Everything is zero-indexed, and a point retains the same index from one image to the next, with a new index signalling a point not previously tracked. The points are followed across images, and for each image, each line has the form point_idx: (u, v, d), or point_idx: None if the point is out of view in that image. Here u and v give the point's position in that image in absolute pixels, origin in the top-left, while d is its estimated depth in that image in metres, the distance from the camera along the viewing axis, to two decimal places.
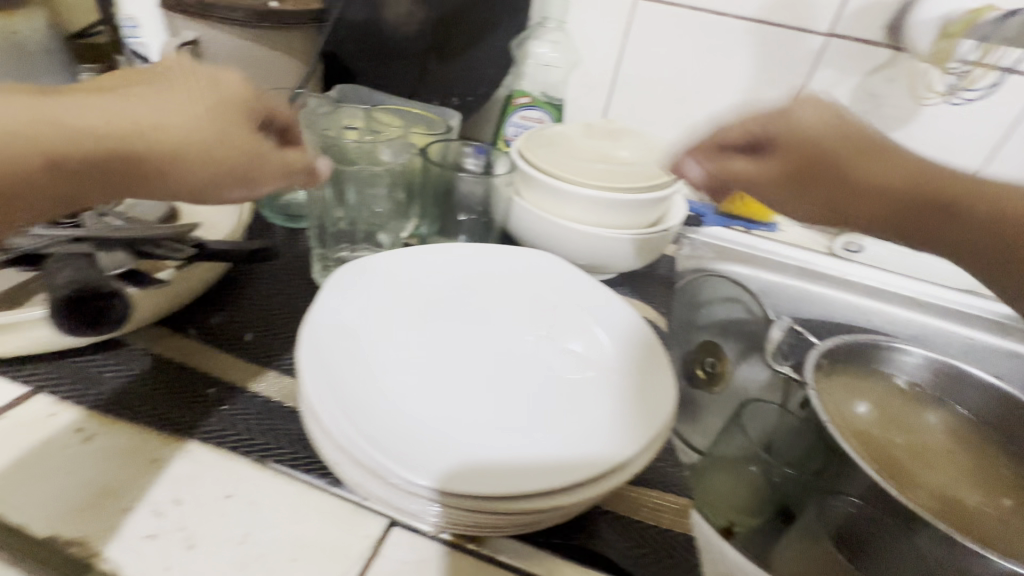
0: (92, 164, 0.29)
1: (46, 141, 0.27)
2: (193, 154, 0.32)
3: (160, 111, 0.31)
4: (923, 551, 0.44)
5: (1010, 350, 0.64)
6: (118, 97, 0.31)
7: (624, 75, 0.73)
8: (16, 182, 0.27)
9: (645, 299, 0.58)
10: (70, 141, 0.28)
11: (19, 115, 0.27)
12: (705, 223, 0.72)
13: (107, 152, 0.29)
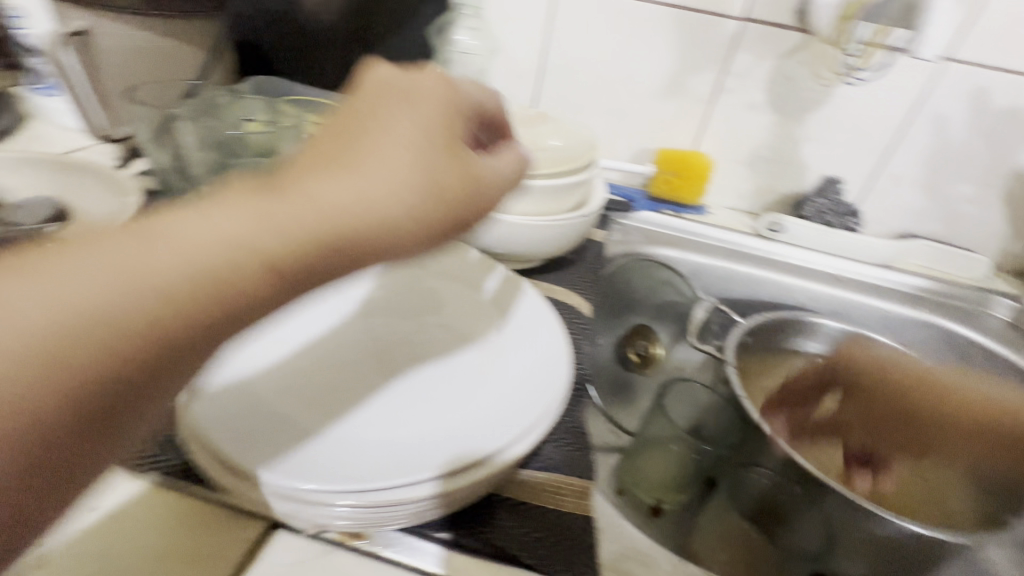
0: (322, 259, 0.21)
1: (222, 270, 0.19)
2: (377, 245, 0.23)
3: (370, 176, 0.22)
4: (828, 513, 0.47)
5: (922, 320, 0.67)
6: (343, 175, 0.22)
7: (550, 61, 0.73)
8: (232, 310, 0.20)
9: (568, 285, 0.58)
10: (258, 253, 0.19)
11: (228, 229, 0.19)
12: (635, 208, 0.73)
13: (318, 252, 0.21)
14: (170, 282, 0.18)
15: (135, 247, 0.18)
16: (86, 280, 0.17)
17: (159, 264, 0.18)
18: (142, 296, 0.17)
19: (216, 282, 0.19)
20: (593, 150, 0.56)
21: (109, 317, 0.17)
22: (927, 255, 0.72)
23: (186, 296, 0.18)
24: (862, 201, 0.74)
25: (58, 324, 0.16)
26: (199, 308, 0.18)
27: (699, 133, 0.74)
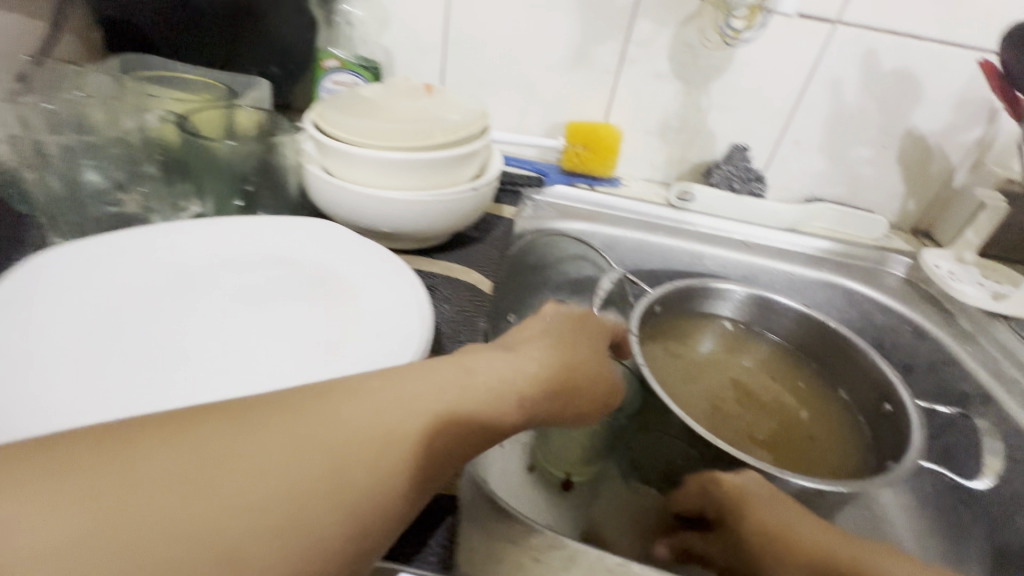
0: (480, 431, 0.29)
1: (419, 434, 0.27)
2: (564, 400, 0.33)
3: (520, 367, 0.32)
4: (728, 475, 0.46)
5: (824, 281, 0.68)
6: (559, 344, 0.35)
7: (452, 34, 0.70)
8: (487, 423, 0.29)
9: (470, 263, 0.57)
10: (444, 421, 0.28)
11: (503, 368, 0.31)
12: (547, 183, 0.73)
13: (482, 422, 0.29)
14: (388, 443, 0.26)
15: (373, 413, 0.26)
16: (340, 436, 0.25)
17: (381, 424, 0.26)
18: (370, 452, 0.25)
19: (416, 443, 0.26)
20: (484, 117, 0.54)
21: (353, 464, 0.24)
22: (830, 217, 0.73)
23: (401, 453, 0.26)
24: (768, 167, 0.75)
25: (326, 473, 0.24)
26: (405, 464, 0.26)
27: (607, 104, 0.73)
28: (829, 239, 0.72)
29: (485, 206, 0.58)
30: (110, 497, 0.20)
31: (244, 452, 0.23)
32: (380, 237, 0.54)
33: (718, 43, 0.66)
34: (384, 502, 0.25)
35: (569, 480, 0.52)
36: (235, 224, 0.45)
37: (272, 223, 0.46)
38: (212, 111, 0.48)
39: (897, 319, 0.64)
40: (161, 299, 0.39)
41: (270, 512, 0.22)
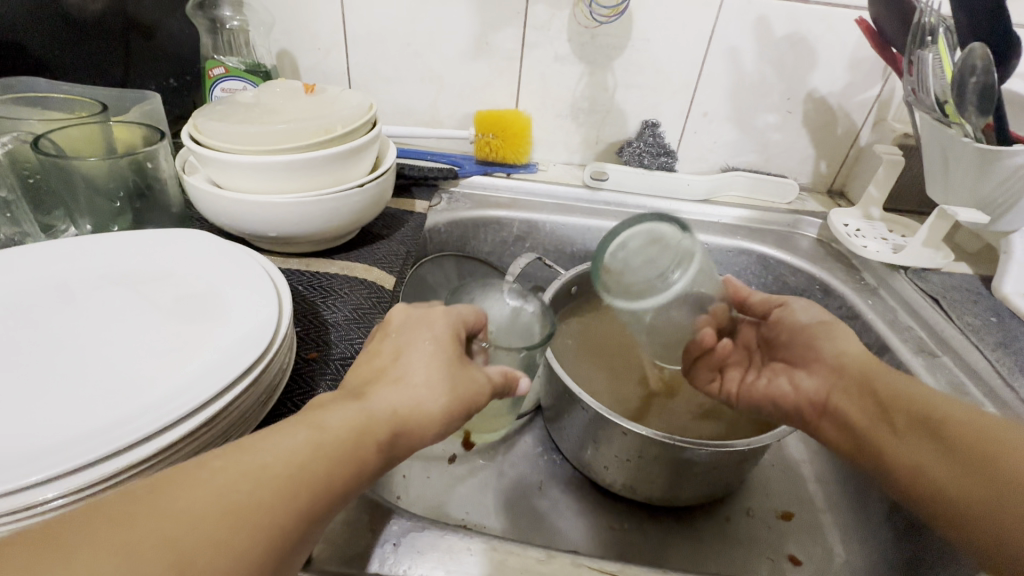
0: (370, 452, 0.29)
1: (294, 484, 0.26)
2: (415, 428, 0.32)
3: (413, 384, 0.33)
4: (628, 435, 0.47)
5: (738, 247, 0.69)
6: (424, 364, 0.34)
7: (352, 33, 0.70)
8: (331, 481, 0.27)
9: (373, 261, 0.57)
10: (329, 456, 0.27)
11: (345, 420, 0.29)
12: (463, 174, 0.73)
13: (378, 441, 0.30)
14: (259, 503, 0.24)
15: (239, 475, 0.25)
16: (202, 518, 0.23)
17: (235, 484, 0.24)
18: (257, 520, 0.24)
19: (294, 494, 0.25)
20: (372, 109, 0.54)
21: (223, 539, 0.23)
22: (743, 184, 0.74)
23: (272, 509, 0.24)
24: (680, 142, 0.76)
25: (210, 538, 0.22)
26: (285, 524, 0.25)
27: (515, 90, 0.74)
28: (743, 207, 0.73)
29: (385, 199, 0.58)
30: None
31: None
32: (275, 242, 0.53)
33: (591, 22, 0.67)
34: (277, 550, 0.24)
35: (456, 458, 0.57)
36: (113, 240, 0.45)
37: (151, 237, 0.45)
38: (82, 129, 0.47)
39: (807, 280, 0.65)
40: (19, 310, 0.37)
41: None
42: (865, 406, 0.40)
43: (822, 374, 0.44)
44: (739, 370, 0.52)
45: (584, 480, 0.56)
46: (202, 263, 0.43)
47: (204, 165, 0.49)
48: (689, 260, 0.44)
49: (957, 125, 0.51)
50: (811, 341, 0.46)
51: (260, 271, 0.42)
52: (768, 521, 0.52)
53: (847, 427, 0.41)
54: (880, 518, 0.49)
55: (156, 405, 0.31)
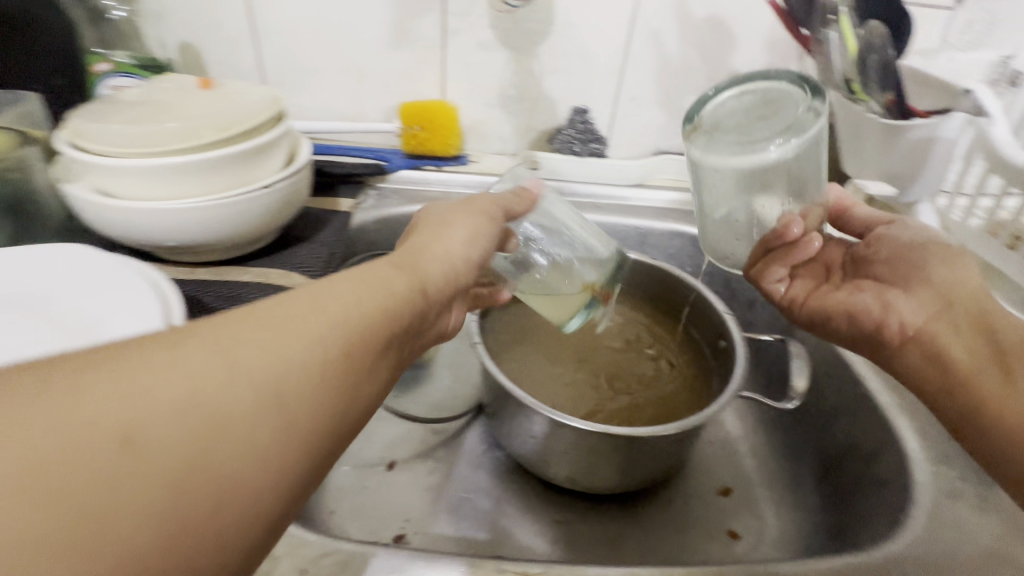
0: (405, 284, 0.28)
1: (342, 344, 0.23)
2: (442, 266, 0.32)
3: (431, 240, 0.34)
4: (560, 427, 0.47)
5: (672, 230, 0.69)
6: (429, 225, 0.36)
7: (260, 23, 0.66)
8: (379, 301, 0.26)
9: (292, 266, 0.53)
10: (365, 285, 0.26)
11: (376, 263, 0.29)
12: (391, 169, 0.70)
13: (404, 272, 0.29)
14: (316, 355, 0.22)
15: (280, 304, 0.22)
16: (249, 344, 0.20)
17: (272, 312, 0.22)
18: (312, 335, 0.22)
19: (342, 315, 0.24)
20: (277, 103, 0.51)
21: (286, 390, 0.20)
22: (674, 167, 0.75)
23: (332, 362, 0.22)
24: (611, 127, 0.75)
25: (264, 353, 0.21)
26: (342, 378, 0.23)
27: (441, 81, 0.71)
28: (675, 190, 0.74)
29: (300, 198, 0.54)
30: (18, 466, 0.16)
31: (107, 426, 0.17)
32: (179, 251, 0.49)
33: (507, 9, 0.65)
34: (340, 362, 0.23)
35: (395, 464, 0.56)
36: None
37: (23, 252, 0.41)
38: None
39: None
40: None
41: (175, 468, 0.17)
42: (973, 343, 0.36)
43: (923, 299, 0.39)
44: (808, 281, 0.47)
45: (528, 475, 0.55)
46: (82, 279, 0.39)
47: (87, 171, 0.44)
48: (799, 130, 0.35)
49: (862, 101, 0.53)
50: (924, 260, 0.40)
51: (147, 287, 0.38)
52: (707, 497, 0.53)
53: (939, 357, 0.37)
54: (809, 486, 0.51)
55: None
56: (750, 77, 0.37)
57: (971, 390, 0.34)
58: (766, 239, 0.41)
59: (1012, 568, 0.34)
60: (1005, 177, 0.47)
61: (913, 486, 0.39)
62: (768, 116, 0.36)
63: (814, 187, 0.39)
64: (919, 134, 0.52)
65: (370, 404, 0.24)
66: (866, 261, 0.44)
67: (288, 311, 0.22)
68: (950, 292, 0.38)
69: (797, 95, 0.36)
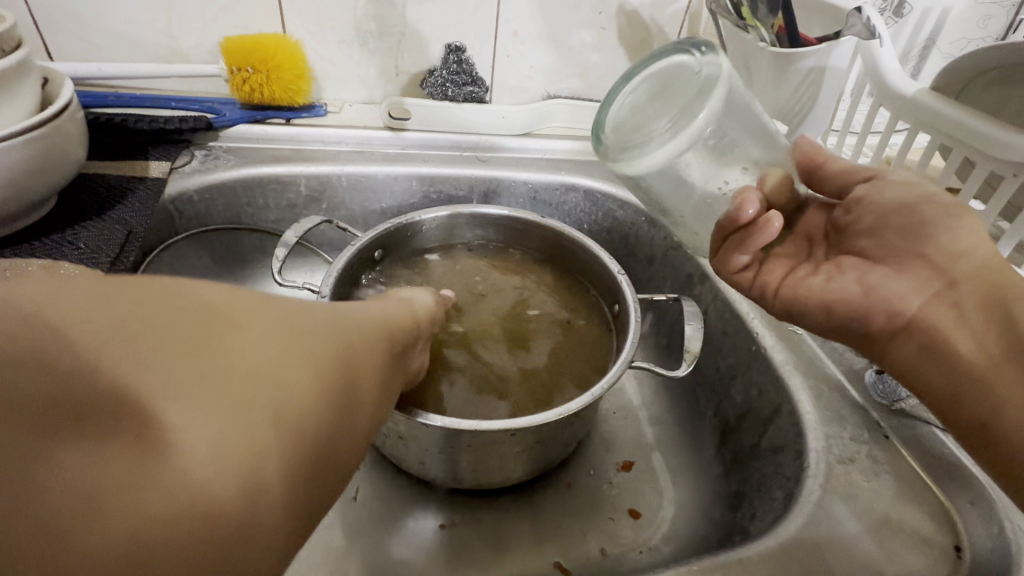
0: (425, 311, 0.36)
1: (399, 329, 0.29)
2: (419, 296, 0.38)
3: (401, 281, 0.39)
4: (427, 427, 0.40)
5: (564, 183, 0.62)
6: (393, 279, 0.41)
7: None
8: (415, 316, 0.34)
9: (61, 253, 0.41)
10: (408, 307, 0.34)
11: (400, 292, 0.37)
12: (221, 123, 0.56)
13: (417, 301, 0.37)
14: (392, 328, 0.28)
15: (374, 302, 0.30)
16: (370, 311, 0.27)
17: (373, 305, 0.29)
18: (395, 324, 0.29)
19: (404, 320, 0.31)
20: (1, 22, 0.36)
21: (389, 334, 0.28)
22: (565, 113, 0.67)
23: (398, 335, 0.29)
24: (492, 68, 0.65)
25: (382, 324, 0.27)
26: (405, 345, 0.30)
27: (277, 10, 0.57)
28: (568, 138, 0.66)
29: (64, 159, 0.40)
30: (295, 316, 0.20)
31: (325, 307, 0.23)
32: None
33: None
34: (405, 347, 0.30)
35: None
36: None
37: None
38: None
39: (633, 213, 0.60)
40: None
41: (364, 359, 0.23)
42: (984, 335, 0.31)
43: (919, 278, 0.33)
44: (785, 260, 0.40)
45: (409, 477, 0.48)
46: None
47: None
48: (695, 110, 0.31)
49: (752, 28, 0.48)
50: (920, 229, 0.33)
51: None
52: (609, 477, 0.49)
53: (938, 347, 0.32)
54: (710, 454, 0.48)
55: None
56: (631, 70, 0.34)
57: (986, 390, 0.30)
58: (720, 224, 0.37)
59: (902, 536, 0.32)
60: (893, 111, 0.44)
61: (808, 454, 0.36)
62: (666, 102, 0.34)
63: (752, 147, 0.36)
64: (810, 63, 0.48)
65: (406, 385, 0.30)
66: (849, 234, 0.37)
67: (375, 304, 0.30)
68: (950, 270, 0.32)
69: (681, 70, 0.33)
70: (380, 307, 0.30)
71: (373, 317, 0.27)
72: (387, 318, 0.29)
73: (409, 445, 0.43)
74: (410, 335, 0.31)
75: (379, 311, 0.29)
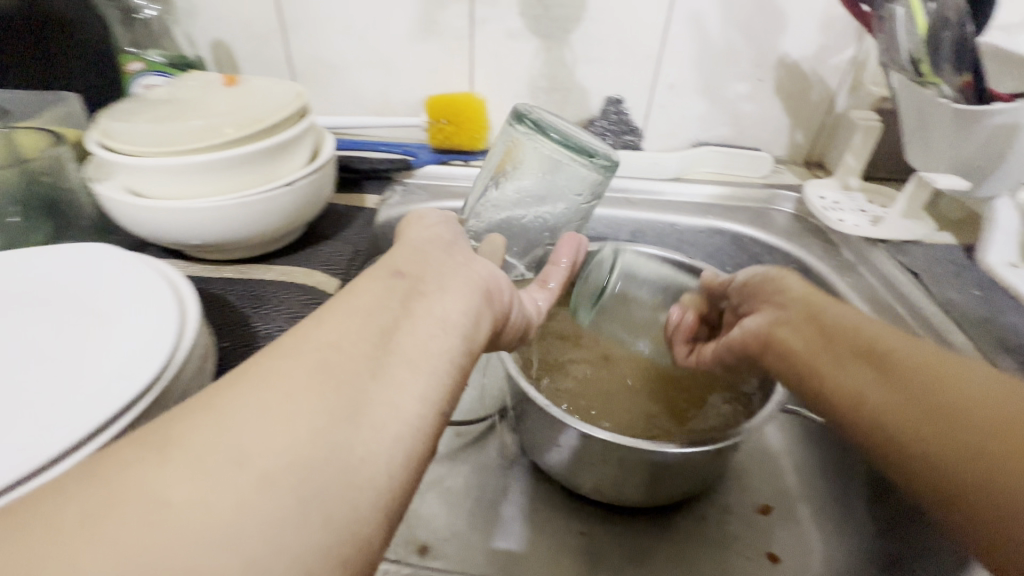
0: (405, 296, 0.29)
1: (336, 356, 0.24)
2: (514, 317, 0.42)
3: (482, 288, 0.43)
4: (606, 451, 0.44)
5: (711, 227, 0.65)
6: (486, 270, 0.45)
7: (289, 21, 0.66)
8: (357, 338, 0.25)
9: (313, 264, 0.53)
10: (359, 323, 0.26)
11: (372, 278, 0.30)
12: (417, 164, 0.69)
13: (399, 273, 0.30)
14: (309, 387, 0.23)
15: (267, 379, 0.23)
16: (219, 433, 0.20)
17: (257, 392, 0.22)
18: (299, 401, 0.22)
19: (328, 374, 0.23)
20: (301, 97, 0.49)
21: (259, 445, 0.20)
22: (715, 160, 0.70)
23: (288, 424, 0.21)
24: (646, 117, 0.71)
25: (247, 436, 0.20)
26: (332, 414, 0.22)
27: (468, 73, 0.69)
28: (716, 184, 0.69)
29: (324, 194, 0.53)
30: None
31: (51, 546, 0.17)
32: (207, 248, 0.50)
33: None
34: (326, 416, 0.22)
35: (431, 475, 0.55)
36: (47, 250, 0.42)
37: (86, 246, 0.42)
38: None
39: (783, 258, 0.61)
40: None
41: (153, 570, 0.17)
42: (810, 335, 0.36)
43: (767, 314, 0.41)
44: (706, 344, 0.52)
45: (554, 484, 0.53)
46: (119, 289, 0.38)
47: (119, 174, 0.44)
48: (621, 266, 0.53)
49: (933, 84, 0.47)
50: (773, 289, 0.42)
51: (172, 297, 0.36)
52: (746, 517, 0.50)
53: (790, 357, 0.37)
54: (863, 512, 0.47)
55: (49, 428, 0.28)
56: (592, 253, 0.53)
57: (823, 388, 0.34)
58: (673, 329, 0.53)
59: None
60: None
61: None
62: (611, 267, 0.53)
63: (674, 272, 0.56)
64: (999, 120, 0.46)
65: (413, 408, 0.25)
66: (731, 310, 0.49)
67: (255, 390, 0.22)
68: (790, 305, 0.39)
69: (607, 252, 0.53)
70: (268, 386, 0.22)
71: (223, 436, 0.20)
72: (275, 406, 0.22)
73: (589, 471, 0.48)
74: (349, 384, 0.23)
75: (268, 391, 0.22)
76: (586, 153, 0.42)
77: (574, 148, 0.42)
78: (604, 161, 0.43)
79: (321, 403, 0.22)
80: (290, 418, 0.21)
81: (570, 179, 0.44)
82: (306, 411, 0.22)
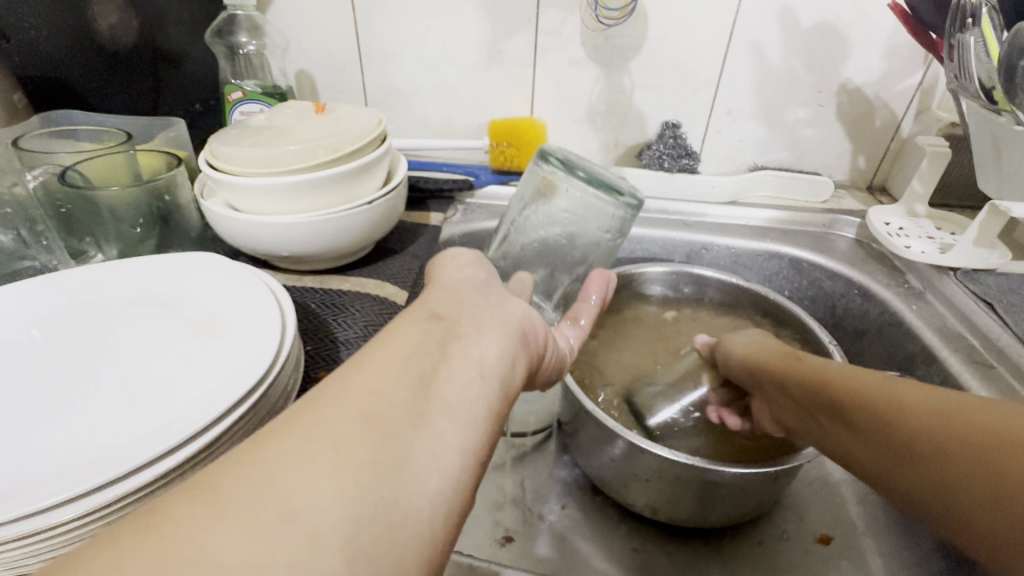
0: (447, 339, 0.28)
1: (379, 401, 0.23)
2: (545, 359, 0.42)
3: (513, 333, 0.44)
4: (660, 467, 0.45)
5: (768, 251, 0.65)
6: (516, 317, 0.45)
7: (367, 52, 0.72)
8: (400, 387, 0.24)
9: (384, 276, 0.57)
10: (404, 366, 0.25)
11: (406, 321, 0.29)
12: (478, 184, 0.72)
13: (434, 316, 0.30)
14: (357, 433, 0.22)
15: (313, 426, 0.21)
16: (266, 486, 0.19)
17: (305, 442, 0.21)
18: (346, 450, 0.21)
19: (376, 421, 0.22)
20: (381, 124, 0.53)
21: (307, 497, 0.19)
22: (773, 183, 0.71)
23: (337, 477, 0.20)
24: (703, 141, 0.72)
25: (295, 489, 0.19)
26: (380, 466, 0.21)
27: (529, 99, 0.73)
28: (773, 208, 0.69)
29: (396, 213, 0.57)
30: None
31: None
32: (290, 259, 0.54)
33: (596, 26, 0.66)
34: (373, 468, 0.21)
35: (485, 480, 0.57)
36: (164, 257, 0.47)
37: (196, 256, 0.47)
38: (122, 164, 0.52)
39: (844, 284, 0.61)
40: (107, 314, 0.42)
41: None
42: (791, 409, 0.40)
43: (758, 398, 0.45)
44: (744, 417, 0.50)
45: (606, 500, 0.54)
46: (227, 297, 0.43)
47: (223, 190, 0.49)
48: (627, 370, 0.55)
49: (1007, 111, 0.47)
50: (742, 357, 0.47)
51: (272, 307, 0.40)
52: (805, 545, 0.49)
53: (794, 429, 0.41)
54: (930, 546, 0.46)
55: (182, 415, 0.32)
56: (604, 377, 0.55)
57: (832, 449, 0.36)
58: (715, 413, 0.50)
59: None
60: None
61: None
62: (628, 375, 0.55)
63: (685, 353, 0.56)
64: None
65: (455, 465, 0.23)
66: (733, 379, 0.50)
67: (299, 437, 0.21)
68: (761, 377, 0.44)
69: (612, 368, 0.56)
70: (313, 434, 0.21)
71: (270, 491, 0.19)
72: (321, 456, 0.20)
73: (640, 486, 0.48)
74: (395, 434, 0.22)
75: (313, 439, 0.21)
76: (614, 190, 0.44)
77: (601, 185, 0.44)
78: (628, 199, 0.44)
79: (367, 454, 0.21)
80: (337, 470, 0.20)
81: (598, 217, 0.45)
82: (353, 463, 0.21)
